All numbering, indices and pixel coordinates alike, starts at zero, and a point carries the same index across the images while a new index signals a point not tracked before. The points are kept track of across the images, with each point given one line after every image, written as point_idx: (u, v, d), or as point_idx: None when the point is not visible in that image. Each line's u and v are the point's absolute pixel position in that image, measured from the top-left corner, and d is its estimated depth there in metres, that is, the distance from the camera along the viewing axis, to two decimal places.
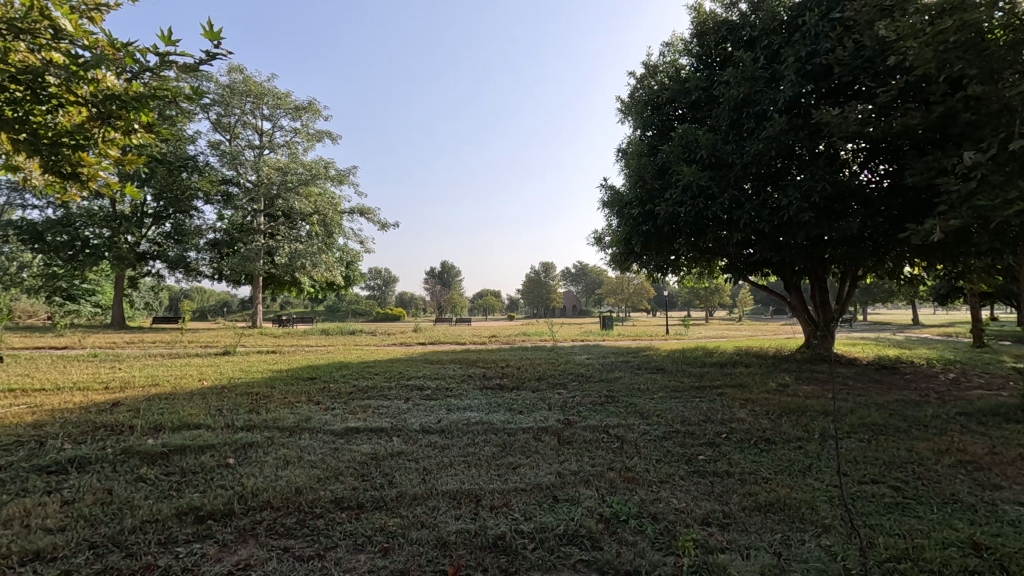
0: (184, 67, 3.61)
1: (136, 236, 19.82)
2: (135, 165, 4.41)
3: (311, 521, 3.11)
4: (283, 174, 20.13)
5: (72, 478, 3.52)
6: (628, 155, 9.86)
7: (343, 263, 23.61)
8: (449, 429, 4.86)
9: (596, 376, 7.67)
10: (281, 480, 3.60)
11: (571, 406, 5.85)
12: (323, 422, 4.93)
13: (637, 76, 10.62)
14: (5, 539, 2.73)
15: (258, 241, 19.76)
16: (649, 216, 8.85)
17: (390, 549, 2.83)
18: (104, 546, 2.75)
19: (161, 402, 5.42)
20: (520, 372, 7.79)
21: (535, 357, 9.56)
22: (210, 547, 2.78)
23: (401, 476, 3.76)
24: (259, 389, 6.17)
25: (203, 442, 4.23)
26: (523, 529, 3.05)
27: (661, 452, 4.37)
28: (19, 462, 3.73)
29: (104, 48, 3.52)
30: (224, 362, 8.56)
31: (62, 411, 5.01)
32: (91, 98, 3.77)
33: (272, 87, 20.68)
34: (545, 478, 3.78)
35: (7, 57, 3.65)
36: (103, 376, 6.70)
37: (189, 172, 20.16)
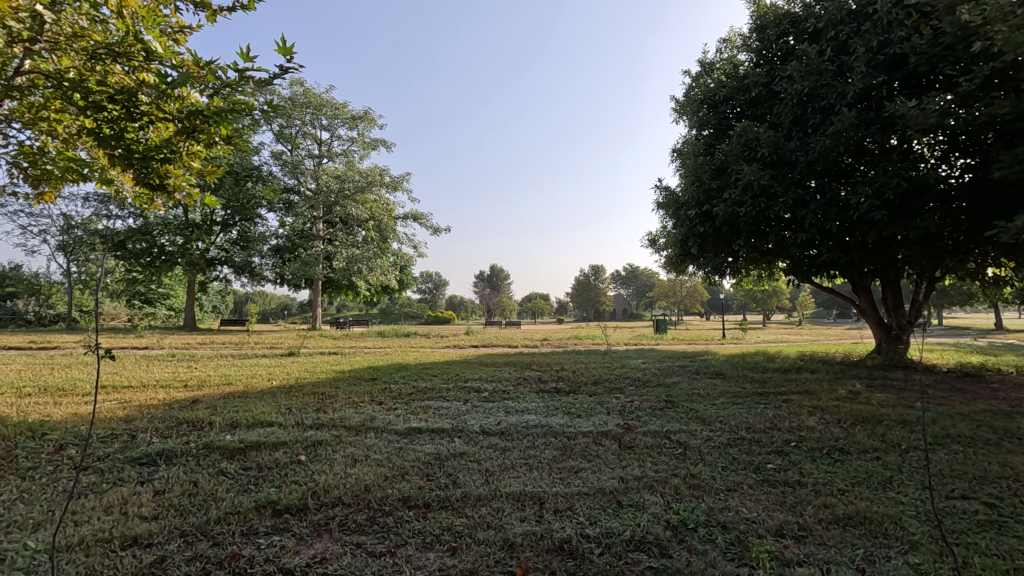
0: (260, 82, 3.80)
1: (207, 243, 21.00)
2: (215, 176, 4.67)
3: (381, 518, 3.20)
4: (340, 182, 20.88)
5: (162, 470, 3.77)
6: (684, 155, 9.68)
7: (396, 267, 24.18)
8: (509, 431, 4.89)
9: (654, 380, 7.53)
10: (350, 477, 3.72)
11: (631, 411, 5.77)
12: (386, 421, 5.06)
13: (692, 75, 10.39)
14: (107, 525, 2.94)
15: (317, 246, 20.54)
16: (706, 217, 8.65)
17: (458, 548, 2.87)
18: (194, 535, 2.93)
19: (235, 400, 5.70)
20: (576, 376, 7.75)
21: (590, 361, 9.49)
22: (288, 540, 2.91)
23: (464, 476, 3.82)
24: (325, 389, 6.39)
25: (276, 439, 4.43)
26: (590, 533, 3.03)
27: (727, 459, 4.24)
28: (114, 453, 4.02)
29: (190, 67, 3.74)
30: (291, 363, 8.93)
31: (149, 407, 5.37)
32: (177, 114, 4.04)
33: (331, 98, 21.48)
34: (608, 482, 3.74)
35: (106, 79, 3.97)
36: (182, 374, 7.14)
37: (254, 182, 21.20)
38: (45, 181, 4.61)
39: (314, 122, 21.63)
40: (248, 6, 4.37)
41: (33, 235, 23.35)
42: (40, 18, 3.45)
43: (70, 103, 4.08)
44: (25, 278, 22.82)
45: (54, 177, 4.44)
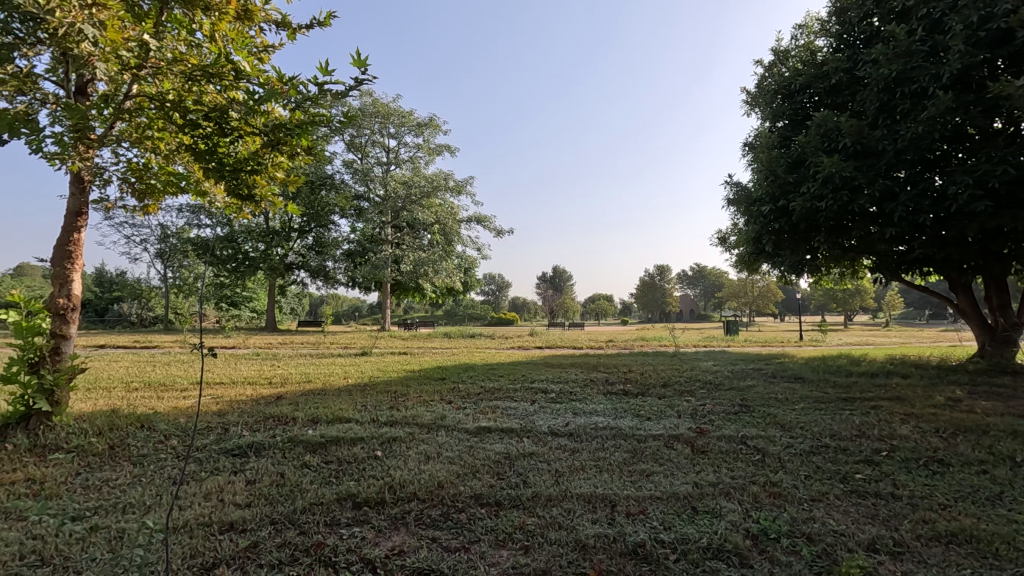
0: (336, 94, 3.98)
1: (285, 249, 22.28)
2: (296, 186, 4.93)
3: (454, 514, 3.27)
4: (408, 188, 21.55)
5: (252, 461, 4.03)
6: (756, 148, 9.28)
7: (461, 269, 24.64)
8: (578, 433, 4.86)
9: (727, 384, 7.25)
10: (424, 473, 3.82)
11: (703, 415, 5.58)
12: (456, 420, 5.17)
13: (766, 64, 9.95)
14: (207, 510, 3.18)
15: (386, 250, 21.29)
16: (782, 213, 8.24)
17: (530, 547, 2.89)
18: (283, 523, 3.11)
19: (315, 397, 6.01)
20: (644, 378, 7.59)
21: (658, 363, 9.27)
22: (368, 532, 3.03)
23: (535, 476, 3.83)
24: (396, 388, 6.61)
25: (354, 435, 4.63)
26: (664, 539, 2.96)
27: (810, 468, 4.01)
28: (211, 444, 4.35)
29: (274, 84, 3.97)
30: (364, 362, 9.30)
31: (239, 402, 5.76)
32: (263, 128, 4.30)
33: (398, 107, 22.23)
34: (682, 487, 3.64)
35: (201, 99, 4.31)
36: (267, 372, 7.61)
37: (328, 190, 22.25)
38: (150, 194, 5.06)
39: (383, 130, 22.47)
40: (325, 22, 4.58)
41: (137, 244, 25.65)
42: (146, 45, 3.79)
43: (171, 122, 4.46)
44: (129, 283, 25.10)
45: (158, 190, 4.88)
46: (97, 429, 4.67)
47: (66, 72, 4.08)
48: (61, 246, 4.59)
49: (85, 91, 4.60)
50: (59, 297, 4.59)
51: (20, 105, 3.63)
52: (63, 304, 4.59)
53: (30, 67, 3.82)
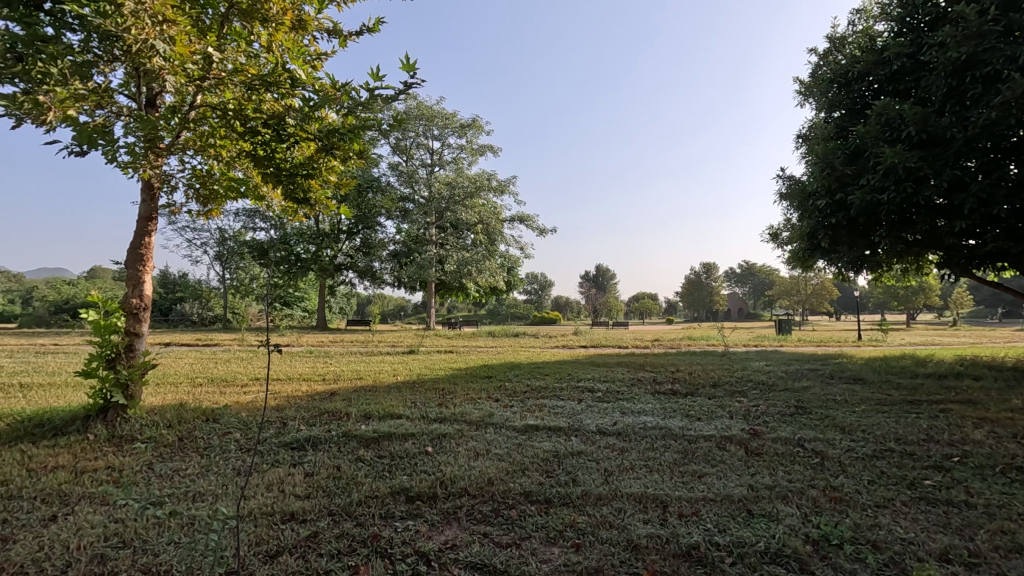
0: (387, 98, 4.07)
1: (334, 250, 22.99)
2: (348, 189, 5.09)
3: (505, 510, 3.31)
4: (452, 189, 21.82)
5: (309, 454, 4.19)
6: (810, 140, 8.94)
7: (504, 268, 24.77)
8: (626, 432, 4.82)
9: (781, 384, 7.00)
10: (474, 470, 3.88)
11: (756, 416, 5.42)
12: (504, 418, 5.21)
13: (820, 53, 9.59)
14: (270, 500, 3.33)
15: (431, 250, 21.63)
16: (839, 207, 7.90)
17: (582, 545, 2.89)
18: (340, 515, 3.22)
19: (367, 394, 6.17)
20: (693, 377, 7.43)
21: (707, 363, 9.05)
22: (421, 525, 3.10)
23: (584, 475, 3.82)
24: (444, 385, 6.73)
25: (405, 430, 4.74)
26: (719, 541, 2.89)
27: (873, 473, 3.83)
28: (271, 437, 4.54)
29: (328, 90, 4.10)
30: (412, 360, 9.50)
31: (295, 398, 5.98)
32: (317, 133, 4.46)
33: (442, 109, 22.54)
34: (736, 490, 3.55)
35: (260, 107, 4.52)
36: (321, 369, 7.88)
37: (374, 193, 22.76)
38: (213, 199, 5.33)
39: (427, 133, 22.85)
40: (374, 28, 4.71)
41: (197, 247, 26.99)
42: (210, 58, 4.00)
43: (232, 130, 4.67)
44: (191, 284, 26.47)
45: (221, 195, 5.13)
46: (167, 421, 4.95)
47: (138, 86, 4.34)
48: (134, 249, 4.89)
49: (155, 103, 4.88)
50: (132, 297, 4.88)
51: (99, 118, 3.89)
52: (135, 303, 4.88)
53: (107, 82, 4.08)
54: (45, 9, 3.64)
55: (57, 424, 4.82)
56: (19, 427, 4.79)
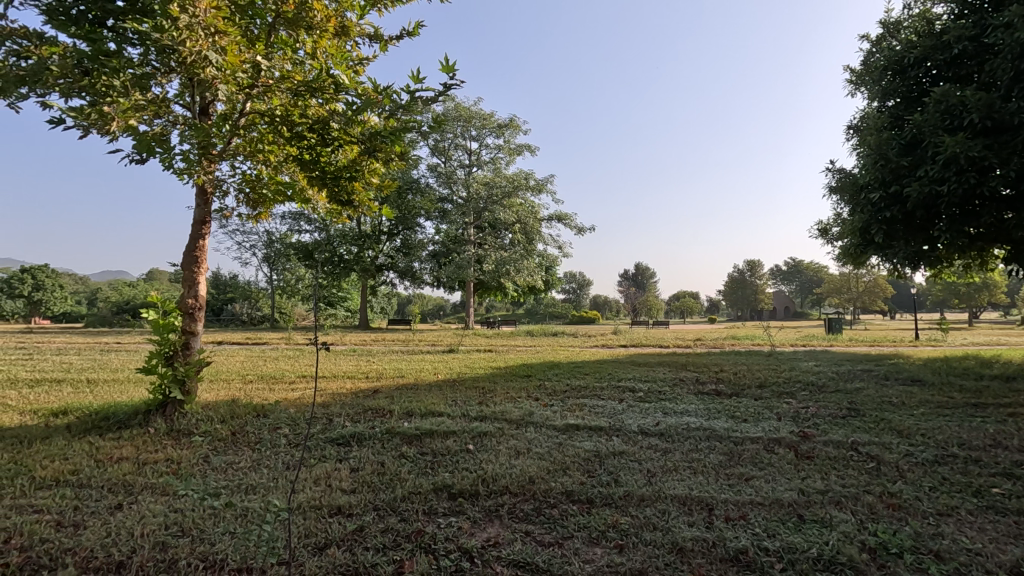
0: (427, 100, 4.11)
1: (376, 251, 23.49)
2: (390, 191, 5.18)
3: (547, 509, 3.30)
4: (490, 189, 21.95)
5: (354, 450, 4.29)
6: (863, 131, 8.56)
7: (542, 268, 24.74)
8: (669, 433, 4.73)
9: (831, 386, 6.73)
10: (515, 468, 3.88)
11: (806, 418, 5.23)
12: (544, 417, 5.20)
13: (873, 39, 9.17)
14: (317, 494, 3.43)
15: (469, 250, 21.82)
16: (894, 201, 7.54)
17: (625, 547, 2.85)
18: (385, 510, 3.29)
19: (409, 392, 6.28)
20: (738, 378, 7.23)
21: (752, 363, 8.79)
22: (464, 522, 3.12)
23: (626, 475, 3.77)
24: (484, 384, 6.77)
25: (447, 428, 4.80)
26: (768, 546, 2.81)
27: (935, 479, 3.64)
28: (318, 433, 4.68)
29: (370, 94, 4.18)
30: (452, 359, 9.60)
31: (340, 395, 6.15)
32: (360, 136, 4.55)
33: (479, 109, 22.69)
34: (785, 494, 3.43)
35: (305, 113, 4.65)
36: (364, 368, 8.06)
37: (414, 194, 23.05)
38: (261, 203, 5.52)
39: (464, 133, 23.06)
40: (414, 32, 4.78)
41: (247, 249, 28.05)
42: (258, 66, 4.15)
43: (279, 136, 4.83)
44: (241, 285, 27.54)
45: (269, 198, 5.31)
46: (221, 417, 5.17)
47: (192, 95, 4.54)
48: (190, 251, 5.13)
49: (208, 111, 5.09)
50: (188, 297, 5.11)
51: (157, 128, 4.08)
52: (190, 303, 5.10)
53: (164, 93, 4.29)
54: (108, 25, 3.84)
55: (121, 418, 5.10)
56: (88, 420, 5.10)
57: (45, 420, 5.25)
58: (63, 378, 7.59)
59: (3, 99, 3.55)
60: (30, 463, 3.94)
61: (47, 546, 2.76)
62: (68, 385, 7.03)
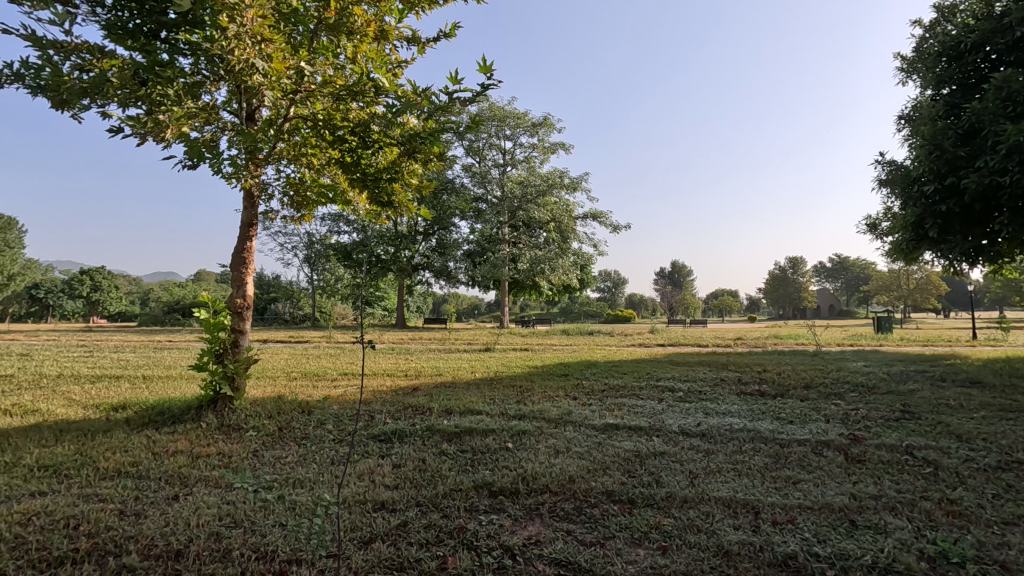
0: (464, 101, 4.15)
1: (412, 251, 23.89)
2: (428, 191, 5.24)
3: (588, 509, 3.28)
4: (524, 187, 22.00)
5: (396, 447, 4.36)
6: (915, 121, 8.20)
7: (577, 266, 24.62)
8: (711, 433, 4.64)
9: (883, 387, 6.46)
10: (555, 467, 3.88)
11: (856, 420, 5.04)
12: (583, 416, 5.18)
13: (926, 25, 8.77)
14: (362, 489, 3.51)
15: (504, 249, 21.90)
16: (950, 193, 7.19)
17: (669, 548, 2.81)
18: (427, 506, 3.34)
19: (448, 390, 6.36)
20: (782, 378, 7.04)
21: (797, 363, 8.53)
22: (505, 520, 3.14)
23: (668, 476, 3.72)
24: (522, 383, 6.80)
25: (486, 426, 4.83)
26: (819, 552, 2.72)
27: (998, 486, 3.45)
28: (360, 430, 4.78)
29: (409, 96, 4.25)
30: (489, 358, 9.68)
31: (382, 393, 6.28)
32: (400, 138, 4.63)
33: (513, 109, 22.76)
34: (836, 498, 3.32)
35: (346, 116, 4.75)
36: (403, 366, 8.20)
37: (449, 194, 23.13)
38: (305, 206, 5.68)
39: (499, 133, 23.16)
40: (451, 33, 4.83)
41: (289, 250, 28.90)
42: (302, 72, 4.27)
43: (322, 139, 4.95)
44: (283, 285, 28.40)
45: (312, 201, 5.46)
46: (268, 413, 5.35)
47: (239, 102, 4.69)
48: (238, 253, 5.32)
49: (254, 117, 5.23)
50: (237, 297, 5.29)
51: (207, 134, 4.24)
52: (240, 302, 5.30)
53: (213, 101, 4.44)
54: (161, 37, 3.98)
55: (175, 413, 5.33)
56: (145, 415, 5.35)
57: (106, 414, 5.54)
58: (122, 373, 8.01)
59: (67, 110, 3.75)
60: (94, 455, 4.16)
61: (112, 533, 2.92)
62: (126, 381, 7.41)
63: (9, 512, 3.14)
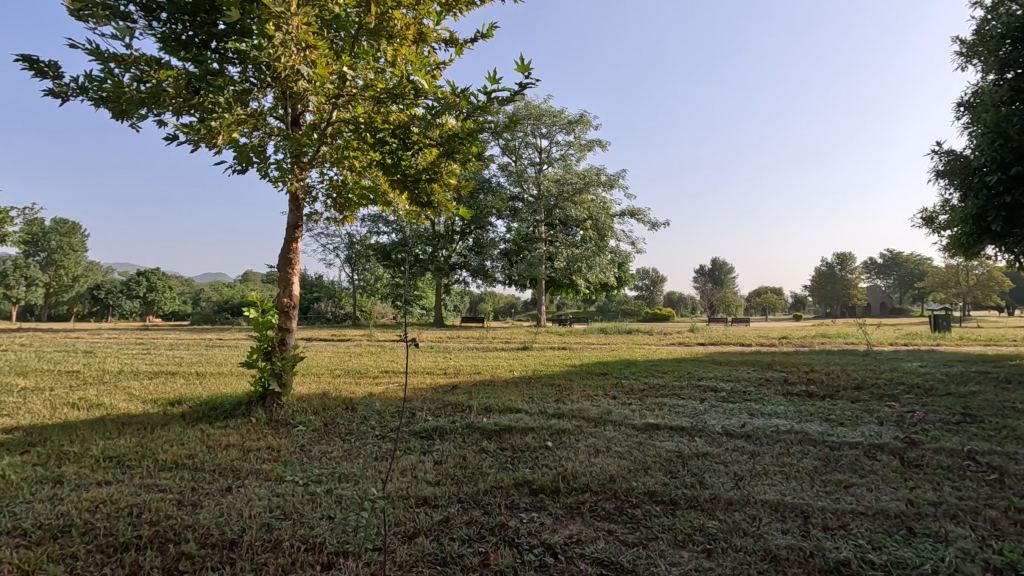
0: (502, 100, 4.16)
1: (449, 250, 24.17)
2: (467, 191, 5.28)
3: (629, 509, 3.25)
4: (560, 185, 21.90)
5: (437, 443, 4.43)
6: (976, 108, 7.77)
7: (615, 264, 24.36)
8: (756, 435, 4.52)
9: (941, 389, 6.15)
10: (595, 466, 3.86)
11: (912, 423, 4.81)
12: (623, 415, 5.13)
13: (987, 6, 8.29)
14: (405, 484, 3.58)
15: (541, 248, 21.86)
16: (1016, 183, 6.79)
17: (713, 551, 2.76)
18: (469, 502, 3.38)
19: (487, 388, 6.41)
20: (832, 378, 6.79)
21: (847, 363, 8.22)
22: (546, 518, 3.14)
23: (711, 478, 3.64)
24: (560, 381, 6.78)
25: (526, 425, 4.85)
26: (874, 559, 2.62)
27: None
28: (402, 427, 4.88)
29: (448, 97, 4.29)
30: (527, 356, 9.70)
31: (422, 390, 6.38)
32: (439, 138, 4.68)
33: (549, 107, 22.69)
34: (892, 504, 3.18)
35: (386, 118, 4.84)
36: (443, 364, 8.31)
37: (485, 194, 23.24)
38: (347, 207, 5.82)
39: (535, 131, 23.13)
40: (489, 34, 4.86)
41: (331, 251, 29.66)
42: (344, 76, 4.37)
43: (363, 142, 5.06)
44: (325, 284, 29.19)
45: (354, 202, 5.58)
46: (314, 409, 5.52)
47: (285, 108, 4.84)
48: (284, 254, 5.50)
49: (298, 122, 5.38)
50: (283, 296, 5.48)
51: (256, 140, 4.41)
52: (286, 302, 5.47)
53: (261, 107, 4.60)
54: (212, 47, 4.16)
55: (227, 408, 5.56)
56: (199, 410, 5.60)
57: (164, 408, 5.82)
58: (177, 370, 8.40)
59: (126, 120, 3.96)
60: (153, 447, 4.38)
61: (172, 522, 3.07)
62: (181, 377, 7.77)
63: (79, 500, 3.35)
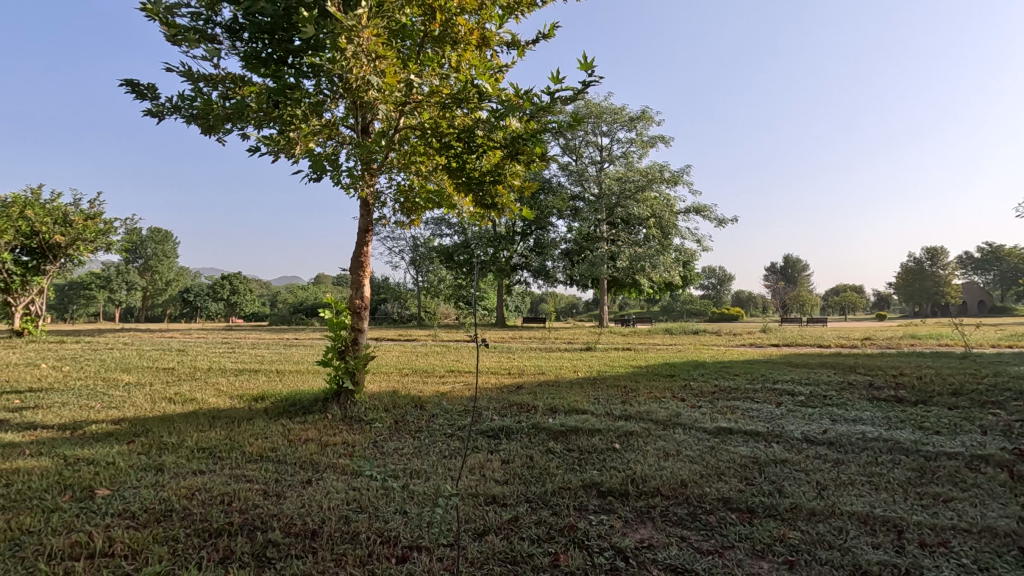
0: (565, 100, 4.17)
1: (511, 251, 24.34)
2: (530, 191, 5.31)
3: (702, 515, 3.15)
4: (622, 183, 21.53)
5: (504, 443, 4.47)
6: None
7: (680, 263, 23.66)
8: (840, 442, 4.26)
9: None
10: (665, 470, 3.77)
11: (1021, 433, 4.38)
12: (693, 418, 4.97)
13: None
14: (474, 483, 3.64)
15: (603, 248, 21.59)
16: None
17: (796, 563, 2.62)
18: (537, 502, 3.38)
19: (552, 388, 6.41)
20: (924, 383, 6.28)
21: (941, 366, 7.58)
22: (615, 521, 3.10)
23: (792, 486, 3.46)
24: (626, 382, 6.67)
25: (592, 426, 4.80)
26: None
27: None
28: (469, 425, 4.96)
29: (512, 99, 4.34)
30: (591, 357, 9.62)
31: (488, 390, 6.46)
32: (503, 140, 4.74)
33: (610, 104, 22.39)
34: (999, 521, 2.91)
35: (451, 123, 4.93)
36: (506, 364, 8.38)
37: (546, 194, 23.23)
38: (414, 210, 5.99)
39: (596, 130, 22.88)
40: (551, 34, 4.86)
41: (397, 253, 30.61)
42: (411, 84, 4.50)
43: (430, 147, 5.19)
44: (391, 286, 30.16)
45: (421, 205, 5.73)
46: (385, 406, 5.71)
47: (355, 117, 5.04)
48: (356, 257, 5.73)
49: (368, 130, 5.58)
50: (355, 297, 5.71)
51: (330, 149, 4.63)
52: (358, 302, 5.70)
53: (334, 118, 4.82)
54: (289, 62, 4.41)
55: (305, 404, 5.85)
56: (280, 405, 5.93)
57: (249, 404, 6.22)
58: (259, 368, 8.93)
59: (214, 135, 4.26)
60: (240, 440, 4.68)
61: (259, 510, 3.27)
62: (262, 374, 8.26)
63: (178, 487, 3.63)
